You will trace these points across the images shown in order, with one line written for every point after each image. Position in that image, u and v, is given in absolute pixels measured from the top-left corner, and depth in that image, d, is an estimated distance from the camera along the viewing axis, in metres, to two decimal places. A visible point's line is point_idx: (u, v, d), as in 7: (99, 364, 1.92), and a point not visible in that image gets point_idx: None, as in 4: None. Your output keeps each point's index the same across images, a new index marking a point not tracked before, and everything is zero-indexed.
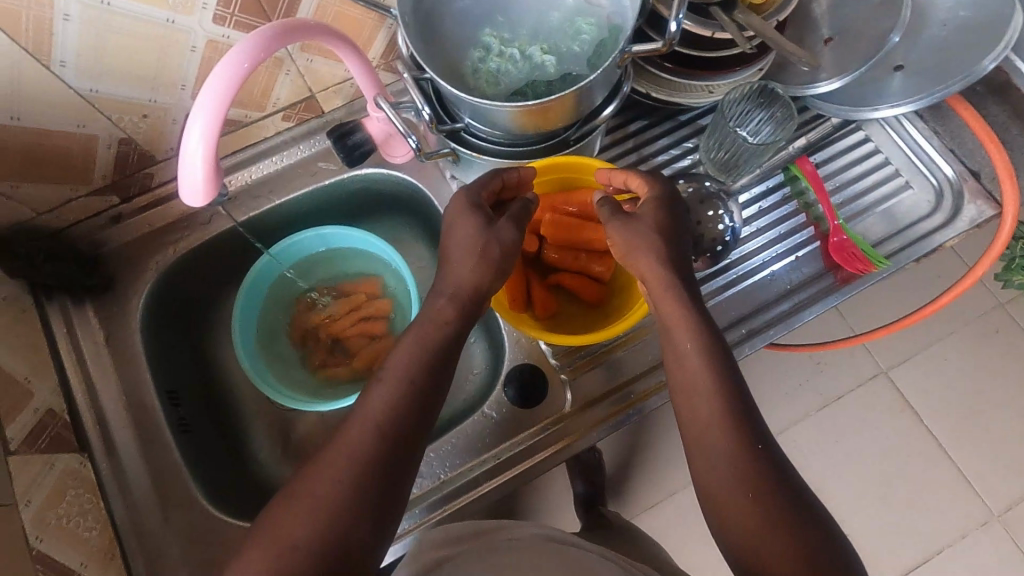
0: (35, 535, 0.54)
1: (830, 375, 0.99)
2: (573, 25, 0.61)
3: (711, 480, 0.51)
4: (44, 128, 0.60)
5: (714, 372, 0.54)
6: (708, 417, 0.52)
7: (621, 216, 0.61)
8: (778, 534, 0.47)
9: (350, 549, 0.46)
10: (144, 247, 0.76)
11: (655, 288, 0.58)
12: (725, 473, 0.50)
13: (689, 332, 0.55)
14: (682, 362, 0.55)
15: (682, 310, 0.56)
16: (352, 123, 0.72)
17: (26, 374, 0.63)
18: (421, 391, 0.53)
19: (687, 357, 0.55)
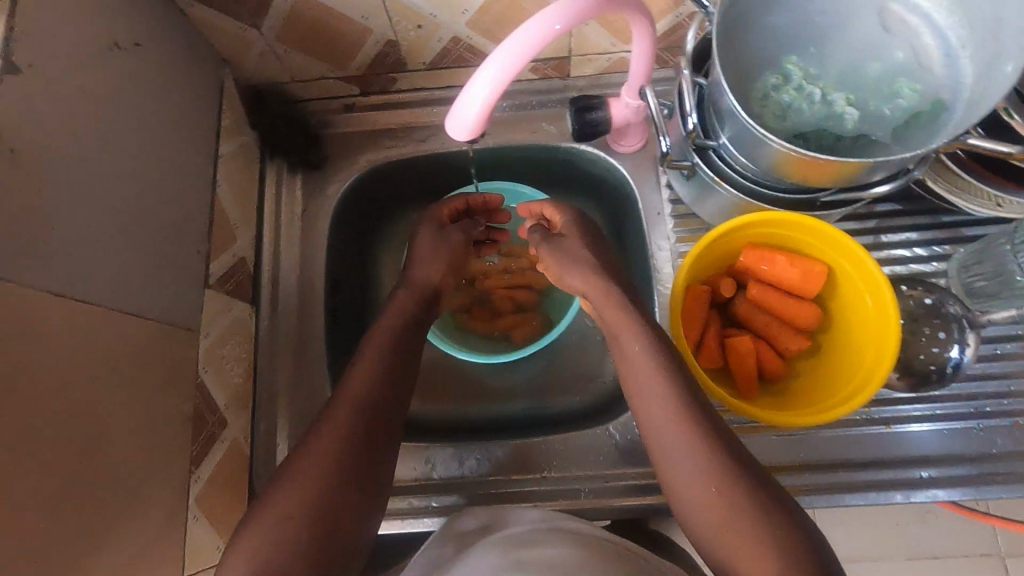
0: (203, 366, 0.59)
1: None
2: (893, 84, 0.54)
3: (685, 490, 0.50)
4: (335, 10, 0.63)
5: (668, 384, 0.54)
6: (676, 432, 0.51)
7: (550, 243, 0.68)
8: (759, 545, 0.45)
9: (341, 508, 0.50)
10: (361, 141, 0.79)
11: (598, 299, 0.61)
12: (691, 470, 0.50)
13: (633, 332, 0.57)
14: (632, 364, 0.56)
15: (628, 319, 0.58)
16: (598, 100, 0.69)
17: (236, 220, 0.69)
18: (388, 370, 0.58)
19: (635, 362, 0.56)
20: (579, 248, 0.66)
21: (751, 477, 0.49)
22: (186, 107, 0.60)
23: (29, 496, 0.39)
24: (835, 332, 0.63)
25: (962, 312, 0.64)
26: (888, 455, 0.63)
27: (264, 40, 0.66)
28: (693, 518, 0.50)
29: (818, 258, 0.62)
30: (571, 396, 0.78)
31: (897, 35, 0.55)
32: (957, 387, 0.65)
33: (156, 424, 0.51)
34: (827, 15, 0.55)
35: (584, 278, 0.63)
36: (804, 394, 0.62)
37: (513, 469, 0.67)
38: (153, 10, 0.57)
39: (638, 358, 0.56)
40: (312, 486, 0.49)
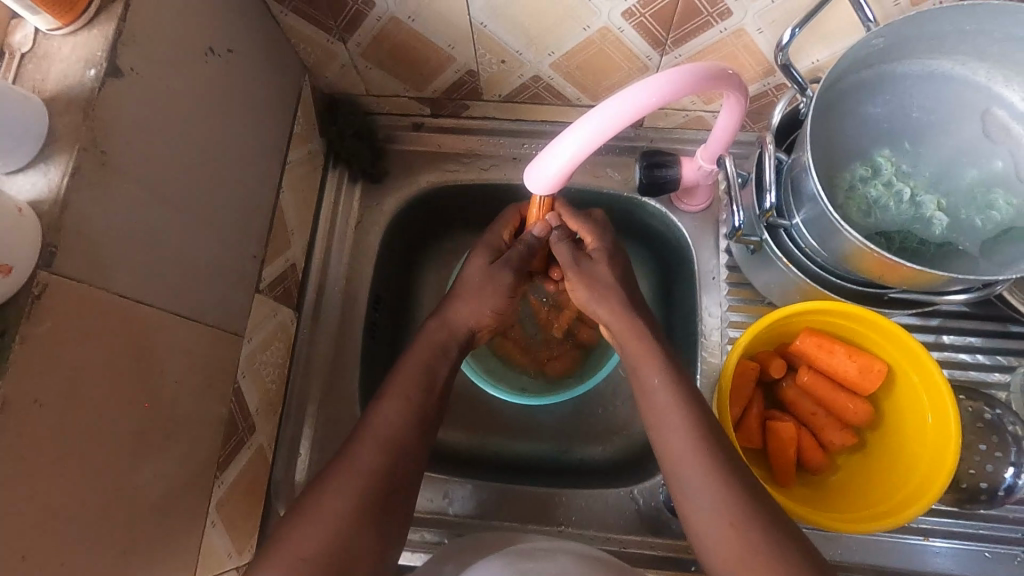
0: (242, 372, 0.59)
1: None
2: (989, 195, 0.52)
3: (695, 520, 0.52)
4: (424, 36, 0.62)
5: (688, 413, 0.55)
6: (687, 452, 0.54)
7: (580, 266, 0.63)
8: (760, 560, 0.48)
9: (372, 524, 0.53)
10: (423, 161, 0.79)
11: (624, 336, 0.61)
12: (705, 500, 0.51)
13: (655, 367, 0.58)
14: (651, 398, 0.57)
15: (650, 353, 0.59)
16: (669, 157, 0.68)
17: (294, 226, 0.69)
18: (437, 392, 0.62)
19: (654, 394, 0.57)
20: (611, 279, 0.63)
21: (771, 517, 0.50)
22: (265, 113, 0.61)
23: (69, 497, 0.39)
24: (884, 434, 0.61)
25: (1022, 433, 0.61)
26: (921, 568, 0.60)
27: (348, 55, 0.67)
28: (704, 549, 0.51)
29: (879, 355, 0.60)
30: (594, 448, 0.77)
31: (1000, 143, 0.52)
32: (1005, 509, 0.61)
33: (193, 429, 0.51)
34: (928, 113, 0.54)
35: (610, 307, 0.61)
36: (841, 493, 0.60)
37: (532, 518, 0.68)
38: (249, 17, 0.57)
39: (659, 391, 0.57)
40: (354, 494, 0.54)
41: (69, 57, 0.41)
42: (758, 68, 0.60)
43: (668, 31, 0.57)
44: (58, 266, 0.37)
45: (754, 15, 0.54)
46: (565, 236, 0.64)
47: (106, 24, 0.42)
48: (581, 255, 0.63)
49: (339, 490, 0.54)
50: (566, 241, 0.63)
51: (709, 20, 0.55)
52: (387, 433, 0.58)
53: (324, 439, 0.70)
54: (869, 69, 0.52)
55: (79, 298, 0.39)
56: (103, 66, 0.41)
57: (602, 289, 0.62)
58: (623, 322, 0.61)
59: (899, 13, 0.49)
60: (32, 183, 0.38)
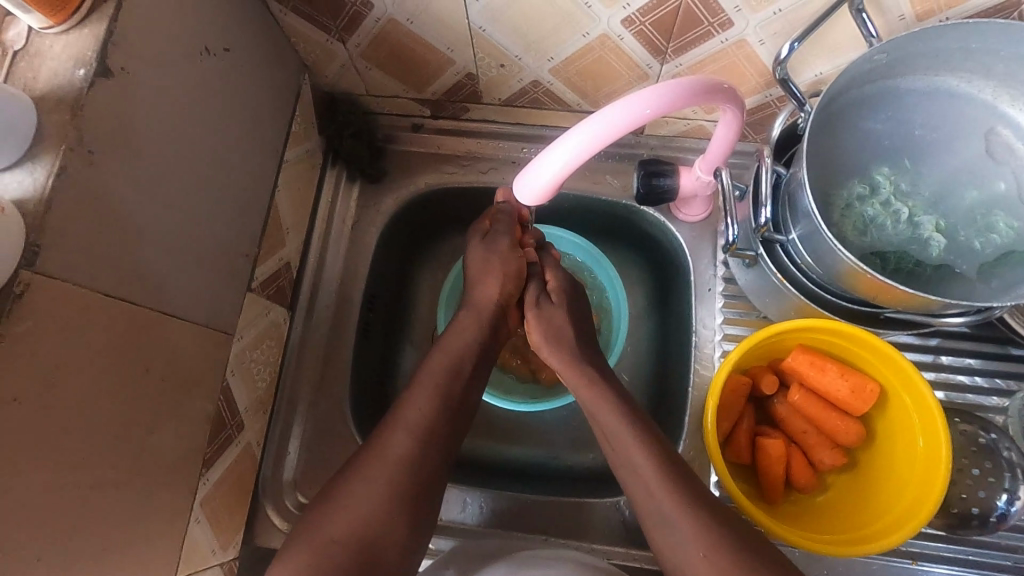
0: (232, 369, 0.60)
1: None
2: (989, 217, 0.51)
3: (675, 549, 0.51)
4: (423, 38, 0.62)
5: (652, 447, 0.55)
6: (656, 487, 0.53)
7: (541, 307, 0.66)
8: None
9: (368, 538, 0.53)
10: (422, 162, 0.79)
11: (576, 381, 0.62)
12: (680, 541, 0.51)
13: (608, 407, 0.58)
14: (613, 439, 0.57)
15: (606, 399, 0.59)
16: (667, 167, 0.67)
17: (289, 226, 0.69)
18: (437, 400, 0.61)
19: (615, 432, 0.57)
20: (563, 326, 0.65)
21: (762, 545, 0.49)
22: (261, 112, 0.61)
23: (47, 493, 0.40)
24: (875, 455, 0.60)
25: (1017, 459, 0.59)
26: None
27: (347, 55, 0.66)
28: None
29: (872, 375, 0.59)
30: (584, 456, 0.76)
31: (1004, 164, 0.51)
32: (998, 536, 0.60)
33: (178, 427, 0.52)
34: (931, 131, 0.52)
35: (560, 356, 0.63)
36: (830, 514, 0.60)
37: (518, 526, 0.68)
38: (246, 16, 0.57)
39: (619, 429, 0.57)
40: (355, 508, 0.53)
41: (60, 55, 0.41)
42: (759, 80, 0.59)
43: (668, 39, 0.56)
44: (41, 265, 0.38)
45: (755, 26, 0.53)
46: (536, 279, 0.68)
47: (97, 24, 0.42)
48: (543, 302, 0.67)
49: (329, 526, 0.52)
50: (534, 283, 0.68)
51: (709, 30, 0.54)
52: (383, 471, 0.56)
53: (313, 438, 0.70)
54: (871, 84, 0.51)
55: (62, 296, 0.39)
56: (94, 67, 0.41)
57: (556, 337, 0.65)
58: (571, 370, 0.62)
59: (904, 28, 0.48)
60: (18, 182, 0.38)
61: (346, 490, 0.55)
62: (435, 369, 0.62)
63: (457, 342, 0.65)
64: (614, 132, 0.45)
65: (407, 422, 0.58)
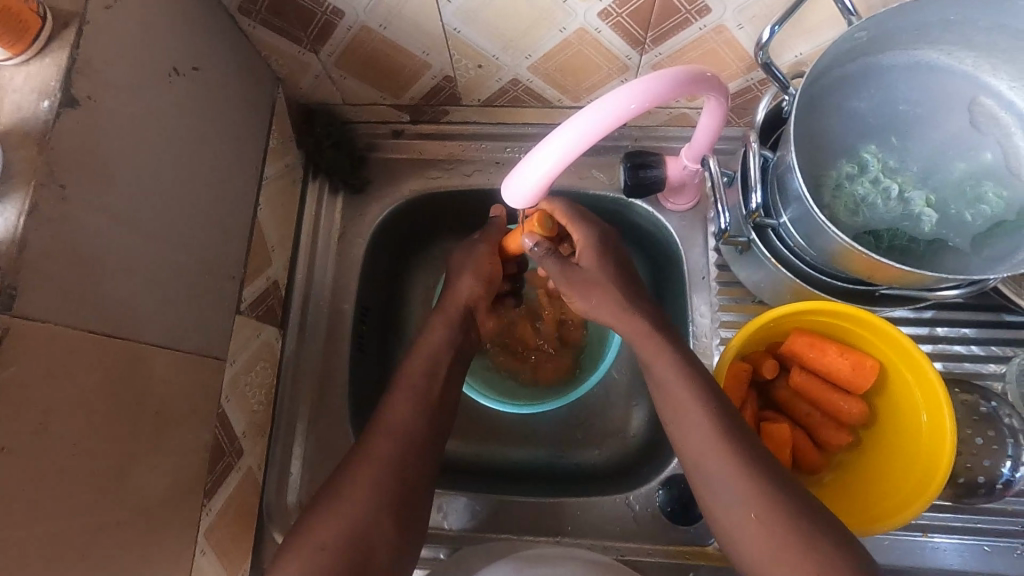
0: (226, 395, 0.58)
1: None
2: (977, 189, 0.50)
3: (730, 523, 0.51)
4: (398, 42, 0.61)
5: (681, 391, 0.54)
6: (704, 442, 0.53)
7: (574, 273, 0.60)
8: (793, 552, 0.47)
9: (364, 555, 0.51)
10: (404, 168, 0.78)
11: (630, 335, 0.59)
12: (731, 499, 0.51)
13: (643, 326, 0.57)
14: (664, 390, 0.56)
15: (657, 346, 0.57)
16: (653, 158, 0.66)
17: (274, 243, 0.68)
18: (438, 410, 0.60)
19: (669, 383, 0.56)
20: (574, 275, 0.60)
21: (801, 514, 0.48)
22: (237, 130, 0.59)
23: (45, 541, 0.38)
24: (882, 433, 0.60)
25: (1019, 426, 0.59)
26: (919, 564, 0.60)
27: (320, 65, 0.65)
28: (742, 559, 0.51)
29: (870, 352, 0.59)
30: (590, 452, 0.76)
31: (988, 135, 0.51)
32: (1004, 502, 0.61)
33: (173, 461, 0.50)
34: (915, 106, 0.52)
35: (617, 312, 0.59)
36: (839, 495, 0.60)
37: (530, 530, 0.67)
38: (214, 32, 0.55)
39: (673, 383, 0.55)
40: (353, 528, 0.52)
41: (22, 87, 0.40)
42: (740, 65, 0.59)
43: (646, 30, 0.55)
44: (19, 309, 0.36)
45: (733, 11, 0.52)
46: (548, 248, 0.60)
47: (60, 52, 0.40)
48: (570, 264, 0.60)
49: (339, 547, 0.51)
50: (552, 254, 0.60)
51: (687, 18, 0.53)
52: (385, 483, 0.55)
53: (315, 458, 0.69)
54: (852, 63, 0.51)
55: (42, 338, 0.38)
56: (58, 97, 0.39)
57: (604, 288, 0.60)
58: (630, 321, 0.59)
59: (882, 4, 0.47)
60: None
61: (354, 511, 0.53)
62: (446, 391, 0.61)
63: (453, 348, 0.64)
64: (603, 128, 0.44)
65: (409, 427, 0.58)
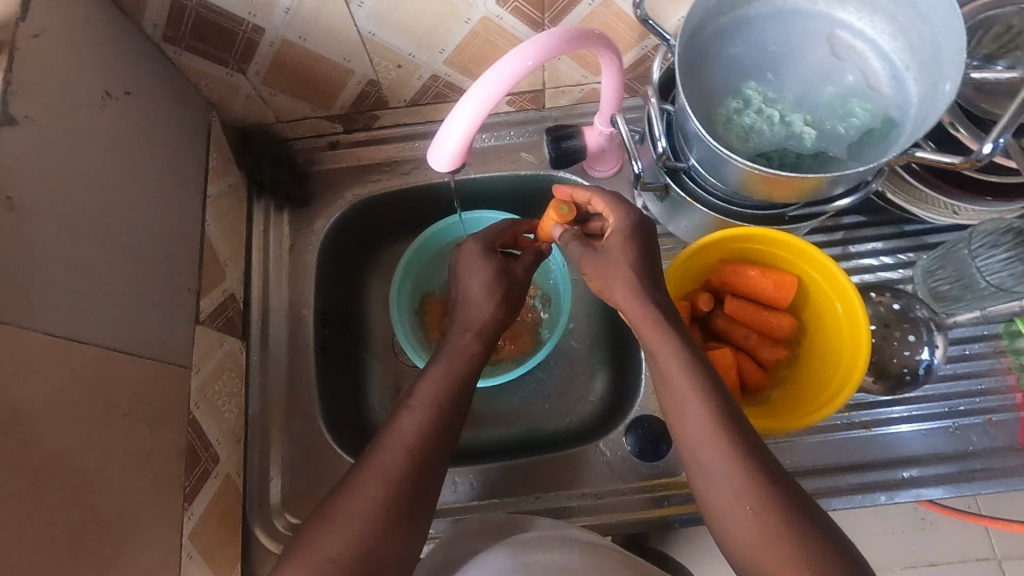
0: (195, 402, 0.60)
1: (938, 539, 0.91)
2: (847, 105, 0.57)
3: (724, 512, 0.48)
4: (320, 52, 0.66)
5: None
6: (701, 433, 0.50)
7: (594, 254, 0.57)
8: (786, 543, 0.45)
9: None
10: (345, 177, 0.81)
11: (639, 324, 0.54)
12: (725, 488, 0.48)
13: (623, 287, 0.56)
14: (670, 383, 0.52)
15: (664, 337, 0.53)
16: (572, 129, 0.72)
17: (226, 259, 0.70)
18: None
19: (674, 378, 0.52)
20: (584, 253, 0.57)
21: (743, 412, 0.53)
22: (176, 150, 0.62)
23: (26, 534, 0.39)
24: (813, 341, 0.66)
25: (929, 316, 0.67)
26: (869, 458, 0.65)
27: (250, 85, 0.69)
28: (731, 549, 0.48)
29: (786, 268, 0.66)
30: (561, 420, 0.81)
31: (848, 60, 0.58)
32: (930, 388, 0.67)
33: (149, 462, 0.51)
34: (783, 44, 0.59)
35: (631, 297, 0.54)
36: (785, 400, 0.64)
37: (511, 494, 0.70)
38: (141, 61, 0.59)
39: (677, 375, 0.52)
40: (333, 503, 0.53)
41: None
42: (632, 34, 0.65)
43: (542, 11, 0.61)
44: None
45: None
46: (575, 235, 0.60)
47: None
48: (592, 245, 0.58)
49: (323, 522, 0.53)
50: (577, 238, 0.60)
51: None
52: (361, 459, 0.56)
53: (293, 461, 0.70)
54: (723, 16, 0.58)
55: (4, 337, 0.40)
56: None
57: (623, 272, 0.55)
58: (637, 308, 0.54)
59: None
60: None
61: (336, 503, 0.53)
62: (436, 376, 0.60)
63: None
64: (509, 82, 0.49)
65: None
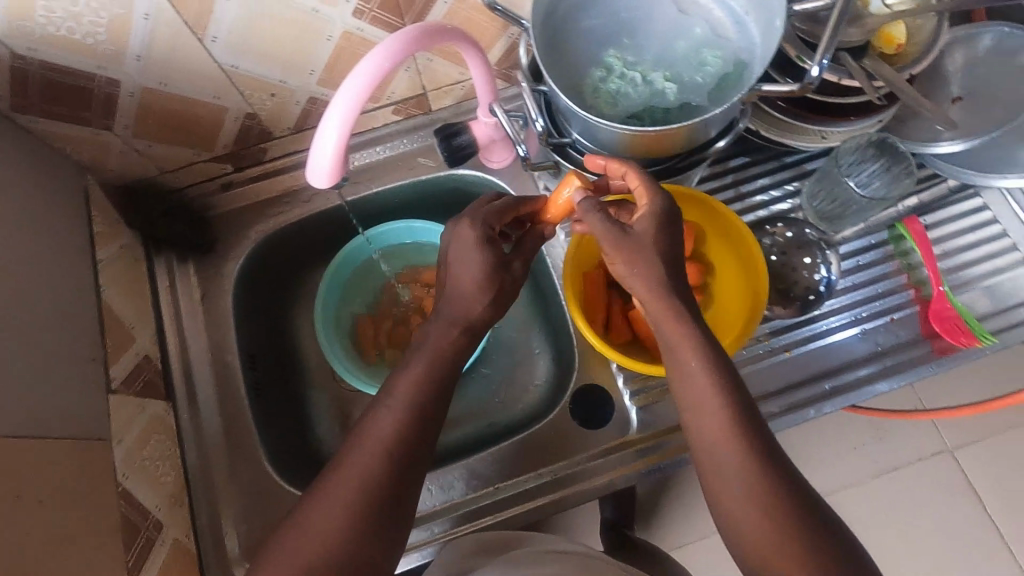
0: (123, 472, 0.57)
1: (890, 443, 0.97)
2: (699, 56, 0.61)
3: (741, 519, 0.46)
4: (186, 95, 0.64)
5: None
6: (718, 427, 0.48)
7: (620, 234, 0.52)
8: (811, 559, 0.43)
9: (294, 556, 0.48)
10: (246, 215, 0.79)
11: (659, 315, 0.51)
12: (743, 490, 0.46)
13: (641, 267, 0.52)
14: (691, 377, 0.49)
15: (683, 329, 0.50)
16: (460, 125, 0.74)
17: (131, 321, 0.68)
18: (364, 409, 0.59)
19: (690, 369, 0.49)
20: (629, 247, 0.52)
21: None
22: (48, 220, 0.60)
23: None
24: (723, 281, 0.71)
25: (818, 236, 0.73)
26: (794, 380, 0.69)
27: (121, 140, 0.67)
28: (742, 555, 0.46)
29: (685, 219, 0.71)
30: (512, 409, 0.82)
31: (693, 14, 0.62)
32: (835, 301, 0.72)
33: (78, 542, 0.49)
34: (631, 9, 0.62)
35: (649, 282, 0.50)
36: (708, 339, 0.69)
37: (471, 489, 0.70)
38: None
39: (693, 366, 0.49)
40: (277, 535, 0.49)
41: None
42: (494, 27, 0.68)
43: (402, 17, 0.63)
44: None
45: None
46: (596, 206, 0.55)
47: None
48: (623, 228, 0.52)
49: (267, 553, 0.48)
50: (600, 212, 0.54)
51: None
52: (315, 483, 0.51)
53: (246, 511, 0.68)
54: None
55: None
56: None
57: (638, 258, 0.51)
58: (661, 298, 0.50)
59: None
60: None
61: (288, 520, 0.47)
62: (410, 380, 0.52)
63: None
64: (370, 82, 0.50)
65: None
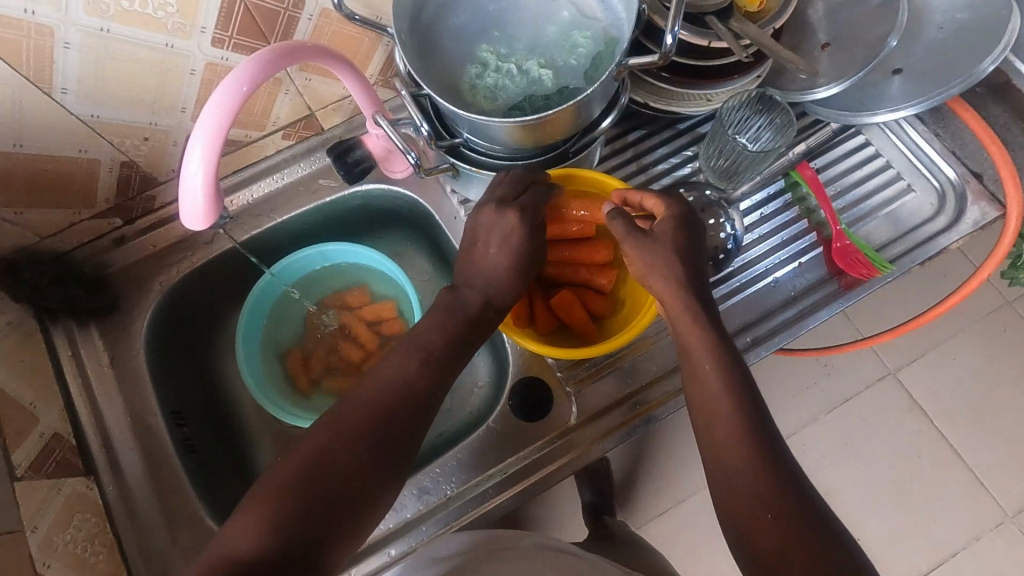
0: (43, 561, 0.54)
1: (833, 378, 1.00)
2: (570, 39, 0.61)
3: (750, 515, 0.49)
4: (49, 153, 0.61)
5: (455, 306, 0.59)
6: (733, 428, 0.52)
7: (639, 237, 0.59)
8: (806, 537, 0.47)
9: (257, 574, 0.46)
10: (146, 267, 0.76)
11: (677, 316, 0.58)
12: (749, 486, 0.50)
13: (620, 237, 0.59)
14: (709, 385, 0.54)
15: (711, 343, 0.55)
16: (351, 140, 0.72)
17: (32, 400, 0.63)
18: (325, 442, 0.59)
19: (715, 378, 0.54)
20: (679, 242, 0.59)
21: None
22: None
23: None
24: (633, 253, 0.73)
25: (717, 195, 0.75)
26: None
27: None
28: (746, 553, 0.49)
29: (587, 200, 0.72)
30: (457, 415, 0.81)
31: None
32: (746, 254, 0.75)
33: None
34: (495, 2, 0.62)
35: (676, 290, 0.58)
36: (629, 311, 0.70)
37: (423, 504, 0.69)
38: None
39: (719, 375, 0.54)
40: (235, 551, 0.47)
41: None
42: (365, 40, 0.66)
43: (266, 40, 0.61)
44: None
45: None
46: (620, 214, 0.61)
47: None
48: (659, 237, 0.59)
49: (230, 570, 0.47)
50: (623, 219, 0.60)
51: (289, 14, 0.59)
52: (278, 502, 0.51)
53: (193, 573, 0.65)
54: None
55: None
56: None
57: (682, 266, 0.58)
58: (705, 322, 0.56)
59: None
60: None
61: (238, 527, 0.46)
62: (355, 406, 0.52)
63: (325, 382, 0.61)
64: (228, 109, 0.48)
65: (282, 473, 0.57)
